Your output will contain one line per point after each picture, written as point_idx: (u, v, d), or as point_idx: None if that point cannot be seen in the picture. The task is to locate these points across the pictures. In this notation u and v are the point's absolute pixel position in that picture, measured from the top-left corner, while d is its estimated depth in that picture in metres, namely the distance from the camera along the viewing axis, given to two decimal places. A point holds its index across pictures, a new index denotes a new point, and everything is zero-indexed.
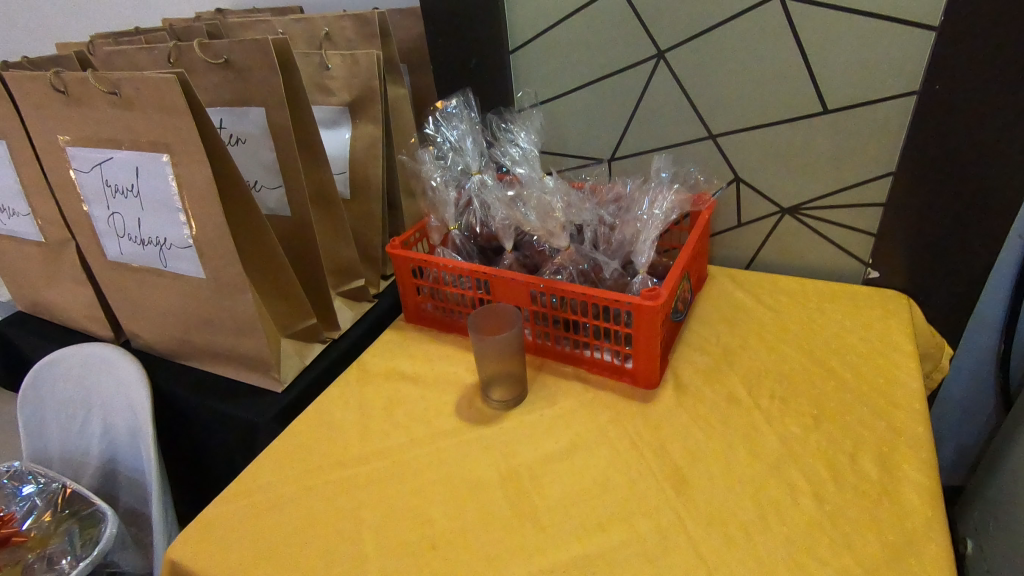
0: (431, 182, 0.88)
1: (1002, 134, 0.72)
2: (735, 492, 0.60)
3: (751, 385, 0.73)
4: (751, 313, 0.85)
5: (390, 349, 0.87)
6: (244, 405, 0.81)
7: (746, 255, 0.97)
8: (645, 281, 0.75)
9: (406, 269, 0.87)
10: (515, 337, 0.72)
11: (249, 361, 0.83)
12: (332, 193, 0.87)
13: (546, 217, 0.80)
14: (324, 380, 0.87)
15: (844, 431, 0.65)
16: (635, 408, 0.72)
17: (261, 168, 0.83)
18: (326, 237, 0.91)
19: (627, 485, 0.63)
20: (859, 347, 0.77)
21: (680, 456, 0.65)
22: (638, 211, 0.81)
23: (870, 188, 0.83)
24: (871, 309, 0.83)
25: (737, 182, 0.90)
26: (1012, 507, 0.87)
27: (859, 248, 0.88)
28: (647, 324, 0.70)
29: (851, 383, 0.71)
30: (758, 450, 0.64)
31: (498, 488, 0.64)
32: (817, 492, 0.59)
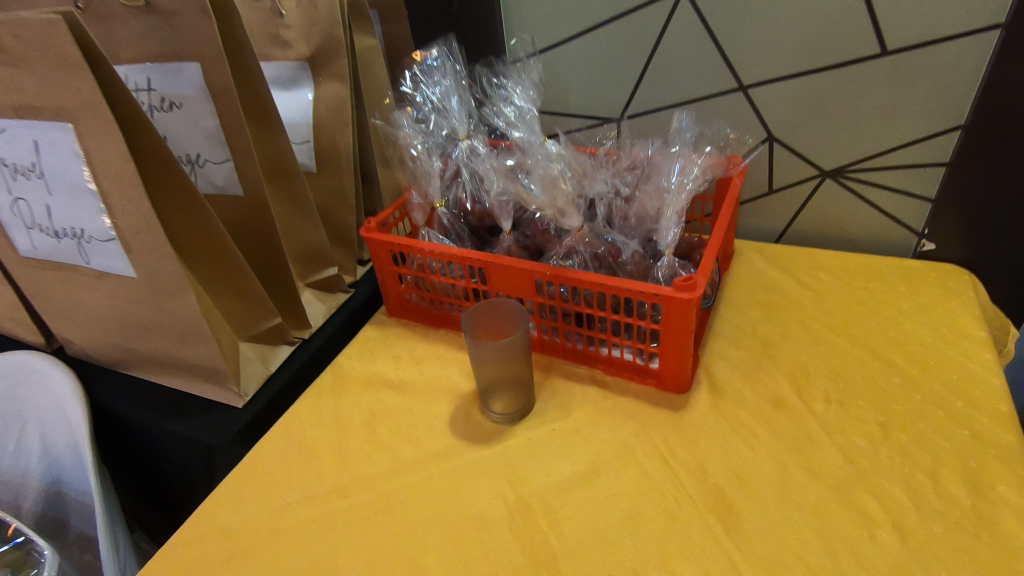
0: (411, 150, 0.73)
1: None
2: (797, 526, 0.49)
3: (801, 384, 0.62)
4: (790, 295, 0.74)
5: (369, 350, 0.75)
6: (198, 424, 0.68)
7: (776, 228, 0.85)
8: (672, 266, 0.63)
9: (385, 255, 0.74)
10: (520, 343, 0.59)
11: (201, 371, 0.69)
12: (292, 166, 0.73)
13: (552, 189, 0.65)
14: (296, 389, 0.75)
15: (919, 441, 0.54)
16: (665, 418, 0.60)
17: (202, 138, 0.68)
18: (290, 220, 0.77)
19: (664, 518, 0.52)
20: (922, 335, 0.65)
21: (724, 478, 0.54)
22: (661, 181, 0.68)
23: (933, 146, 0.70)
24: (929, 287, 0.71)
25: (771, 141, 0.77)
26: None
27: (911, 217, 0.76)
28: (679, 319, 0.58)
29: (919, 380, 0.60)
30: (819, 468, 0.53)
31: (507, 526, 0.53)
32: (897, 524, 0.49)
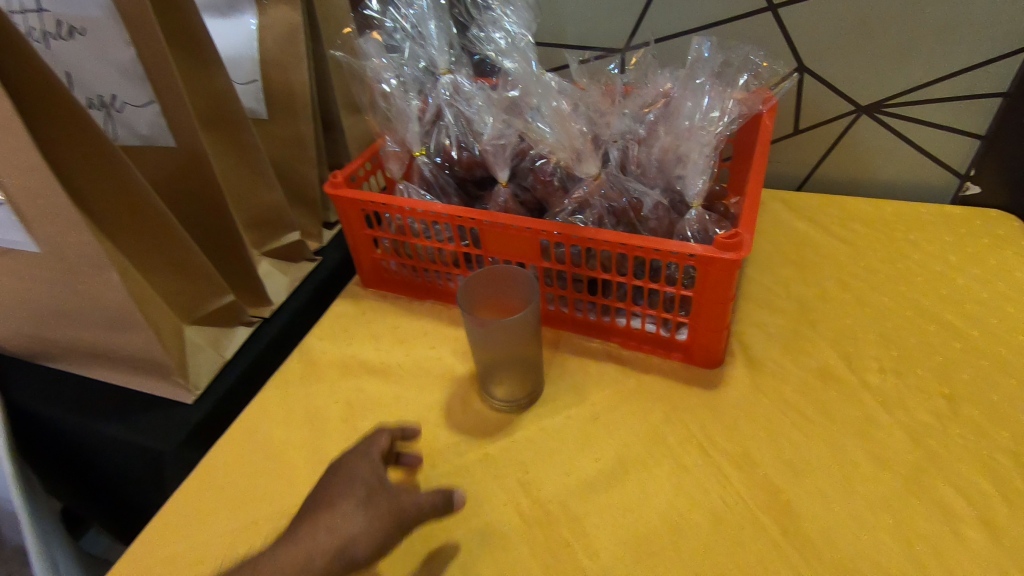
0: (383, 86, 0.61)
1: None
2: (868, 526, 0.42)
3: (849, 354, 0.54)
4: (823, 250, 0.65)
5: (343, 329, 0.64)
6: (140, 426, 0.57)
7: (800, 173, 0.75)
8: (702, 219, 0.53)
9: (357, 216, 0.62)
10: (527, 322, 0.49)
11: (137, 363, 0.57)
12: (233, 110, 0.59)
13: (564, 128, 0.55)
14: (258, 377, 0.64)
15: (994, 417, 0.47)
16: (698, 399, 0.52)
17: (115, 73, 0.53)
18: (237, 177, 0.64)
19: (710, 522, 0.43)
20: (978, 291, 0.58)
21: (776, 470, 0.46)
22: (685, 119, 0.57)
23: (989, 73, 0.61)
24: (978, 236, 0.63)
25: (801, 72, 0.67)
26: None
27: (956, 157, 0.67)
28: (717, 284, 0.49)
29: (982, 344, 0.53)
30: (883, 453, 0.46)
31: (524, 540, 0.44)
32: (983, 518, 0.41)
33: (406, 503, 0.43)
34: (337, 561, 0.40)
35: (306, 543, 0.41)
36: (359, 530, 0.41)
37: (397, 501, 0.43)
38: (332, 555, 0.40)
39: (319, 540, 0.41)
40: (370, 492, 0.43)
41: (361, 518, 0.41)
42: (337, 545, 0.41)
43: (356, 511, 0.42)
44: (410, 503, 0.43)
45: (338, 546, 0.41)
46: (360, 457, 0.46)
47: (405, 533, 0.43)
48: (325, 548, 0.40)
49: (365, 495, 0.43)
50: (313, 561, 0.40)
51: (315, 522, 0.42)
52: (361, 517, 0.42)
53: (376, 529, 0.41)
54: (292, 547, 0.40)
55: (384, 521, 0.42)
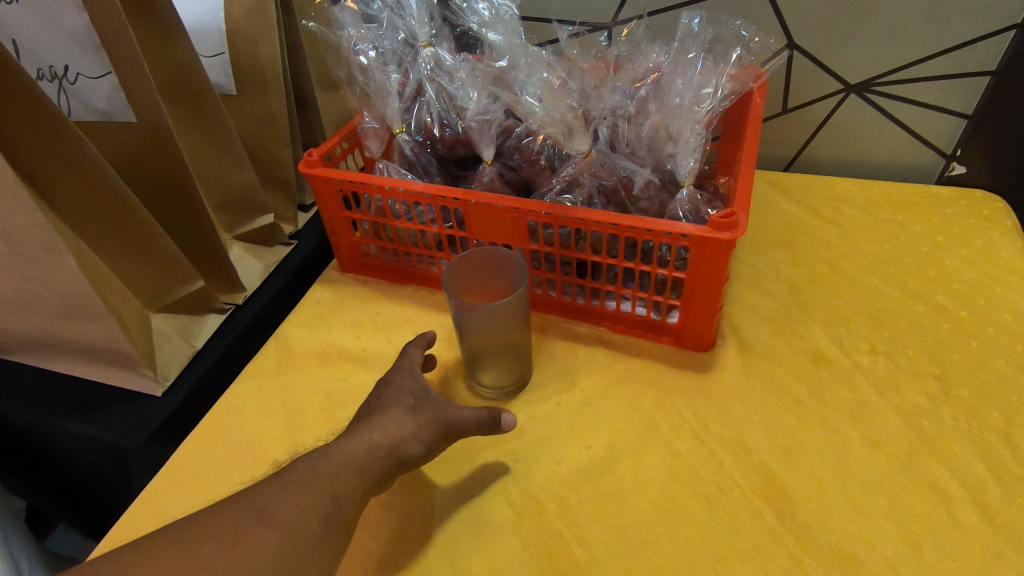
0: (360, 58, 0.58)
1: None
2: (864, 509, 0.41)
3: (841, 335, 0.53)
4: (812, 231, 0.64)
5: (321, 316, 0.61)
6: (104, 421, 0.53)
7: (789, 153, 0.74)
8: (694, 198, 0.52)
9: (333, 197, 0.59)
10: (517, 308, 0.47)
11: (100, 354, 0.54)
12: (197, 83, 0.55)
13: (553, 102, 0.53)
14: (232, 367, 0.61)
15: (985, 397, 0.47)
16: (690, 383, 0.51)
17: (66, 40, 0.49)
18: (205, 155, 0.60)
19: (706, 509, 0.42)
20: (966, 271, 0.57)
21: (771, 454, 0.45)
22: (676, 95, 0.55)
23: (979, 51, 0.61)
24: (964, 217, 0.63)
25: (791, 49, 0.65)
26: None
27: (942, 137, 0.67)
28: (710, 265, 0.47)
29: (971, 325, 0.52)
30: (878, 436, 0.45)
31: (515, 532, 0.42)
32: (977, 499, 0.41)
33: (452, 415, 0.44)
34: (389, 460, 0.41)
35: (363, 439, 0.41)
36: (411, 432, 0.43)
37: (444, 412, 0.44)
38: (385, 454, 0.41)
39: (374, 437, 0.41)
40: (416, 401, 0.44)
41: (412, 423, 0.43)
42: (390, 446, 0.42)
43: (406, 417, 0.43)
44: (455, 416, 0.44)
45: (390, 446, 0.42)
46: (403, 371, 0.47)
47: (447, 444, 0.45)
48: (380, 445, 0.41)
49: (412, 404, 0.44)
50: (371, 457, 0.41)
51: (369, 421, 0.43)
52: (410, 422, 0.43)
53: (426, 432, 0.43)
54: (351, 442, 0.41)
55: (432, 426, 0.43)
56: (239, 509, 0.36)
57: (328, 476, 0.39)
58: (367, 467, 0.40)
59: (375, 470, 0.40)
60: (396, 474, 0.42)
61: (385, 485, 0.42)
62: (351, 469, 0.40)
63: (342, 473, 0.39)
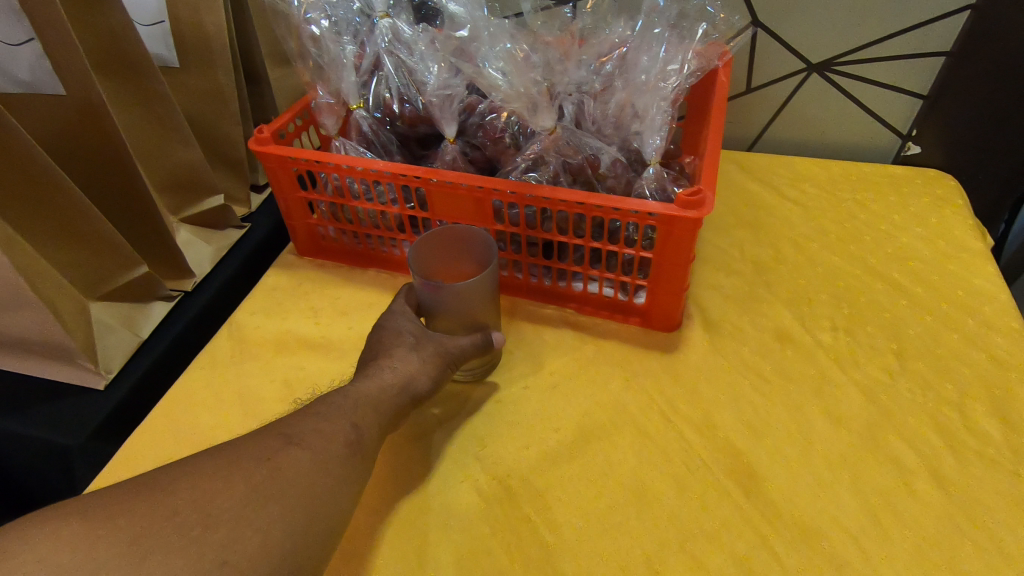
0: (312, 28, 0.55)
1: None
2: (827, 483, 0.42)
3: (803, 312, 0.54)
4: (776, 211, 0.65)
5: (278, 302, 0.58)
6: (41, 419, 0.50)
7: (752, 132, 0.74)
8: (661, 177, 0.51)
9: (287, 176, 0.56)
10: (480, 281, 0.45)
11: (34, 347, 0.50)
12: (132, 53, 0.51)
13: (518, 77, 0.51)
14: (181, 359, 0.58)
15: (940, 371, 0.48)
16: (657, 364, 0.50)
17: None
18: (146, 132, 0.56)
19: (675, 489, 0.42)
20: (920, 248, 0.59)
21: (737, 432, 0.45)
22: (644, 71, 0.54)
23: (935, 31, 0.61)
24: (920, 196, 0.64)
25: (755, 27, 0.65)
26: None
27: (899, 117, 0.68)
28: (677, 244, 0.46)
29: (928, 301, 0.54)
30: (838, 411, 0.46)
31: (484, 518, 0.42)
32: (933, 469, 0.42)
33: (453, 346, 0.45)
34: (402, 397, 0.42)
35: (374, 379, 0.42)
36: (418, 366, 0.43)
37: (443, 344, 0.45)
38: (398, 391, 0.42)
39: (385, 377, 0.42)
40: (413, 342, 0.45)
41: (415, 358, 0.44)
42: (402, 381, 0.43)
43: (410, 354, 0.44)
44: (457, 347, 0.45)
45: (402, 383, 0.43)
46: (400, 315, 0.46)
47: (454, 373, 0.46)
48: (392, 383, 0.42)
49: (414, 342, 0.45)
50: (384, 395, 0.42)
51: (376, 363, 0.43)
52: (416, 358, 0.44)
53: (431, 366, 0.44)
54: (363, 382, 0.42)
55: (437, 359, 0.44)
56: None
57: (344, 412, 0.39)
58: (382, 405, 0.41)
59: (391, 406, 0.41)
60: (411, 408, 0.43)
61: (400, 421, 0.43)
62: (366, 406, 0.40)
63: (357, 405, 0.40)
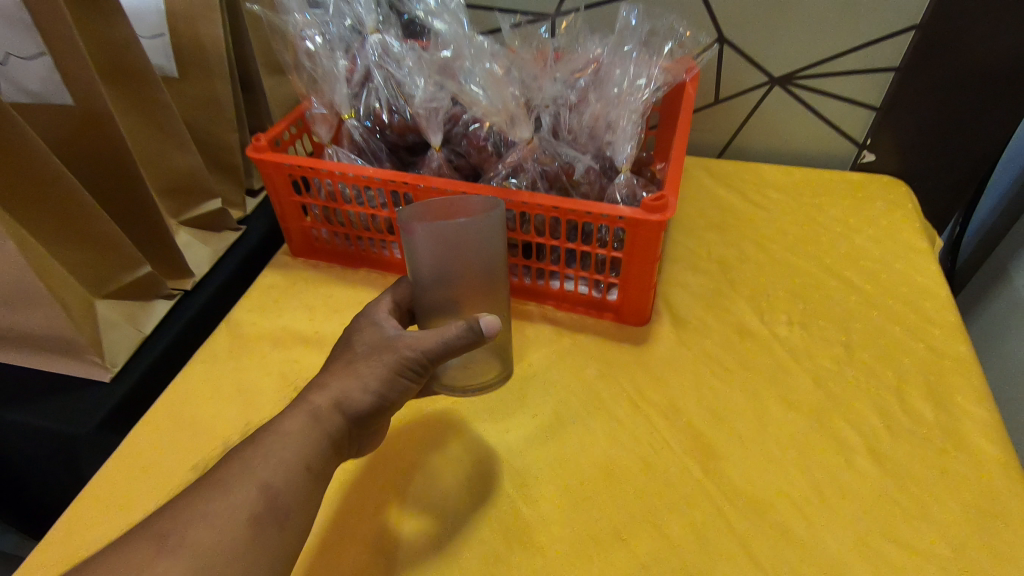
0: (307, 43, 0.59)
1: None
2: (778, 460, 0.46)
3: (763, 308, 0.58)
4: (741, 214, 0.69)
5: (275, 300, 0.62)
6: (51, 410, 0.53)
7: (721, 141, 0.79)
8: (631, 183, 0.55)
9: (283, 182, 0.60)
10: (448, 242, 0.42)
11: (43, 342, 0.53)
12: (139, 65, 0.54)
13: (498, 92, 0.55)
14: (182, 354, 0.61)
15: (883, 360, 0.53)
16: (628, 355, 0.55)
17: None
18: (148, 139, 0.60)
19: (641, 467, 0.46)
20: (871, 249, 0.64)
21: (699, 417, 0.50)
22: (616, 86, 0.59)
23: (884, 48, 0.66)
24: (873, 201, 0.70)
25: (721, 43, 0.70)
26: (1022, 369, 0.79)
27: (855, 128, 0.73)
28: (644, 244, 0.51)
29: (876, 297, 0.59)
30: (791, 397, 0.51)
31: (468, 496, 0.46)
32: (873, 447, 0.47)
33: (406, 352, 0.43)
34: (338, 415, 0.41)
35: (320, 394, 0.42)
36: (355, 384, 0.42)
37: (398, 351, 0.43)
38: (332, 410, 0.41)
39: (321, 394, 0.42)
40: (369, 351, 0.44)
41: (354, 375, 0.42)
42: (335, 401, 0.41)
43: (358, 365, 0.43)
44: (410, 352, 0.42)
45: (337, 401, 0.41)
46: (368, 320, 0.46)
47: (412, 380, 0.43)
48: (325, 404, 0.41)
49: (370, 352, 0.44)
50: (317, 416, 0.41)
51: (327, 376, 0.43)
52: (361, 371, 0.42)
53: (376, 378, 0.42)
54: (307, 397, 0.42)
55: (382, 371, 0.42)
56: (203, 483, 0.38)
57: None
58: (315, 435, 0.40)
59: (326, 429, 0.40)
60: (353, 423, 0.42)
61: (344, 440, 0.42)
62: (297, 429, 0.40)
63: (300, 433, 0.40)
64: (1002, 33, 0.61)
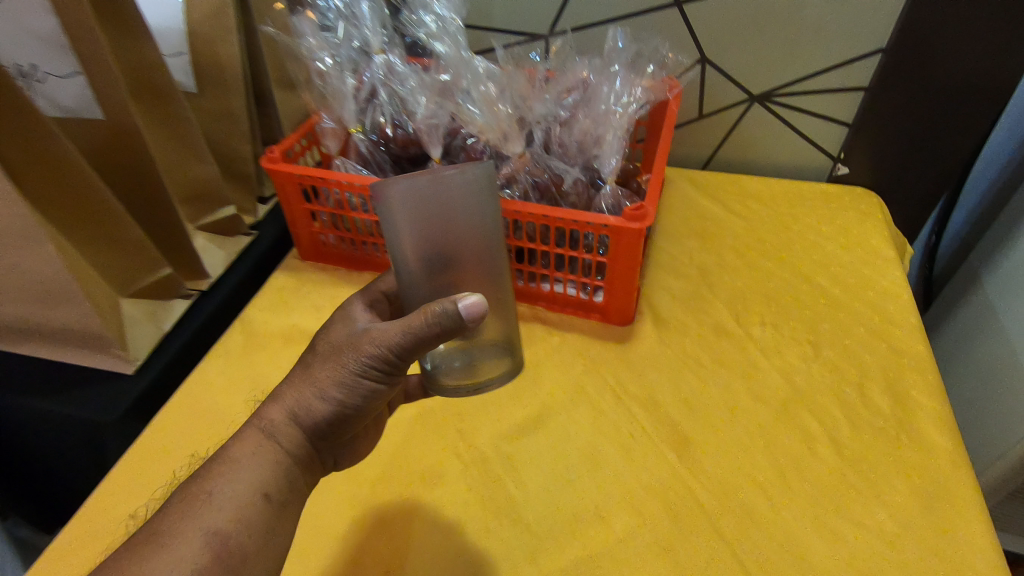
0: (318, 65, 0.64)
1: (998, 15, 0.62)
2: (746, 448, 0.51)
3: (739, 310, 0.63)
4: (722, 223, 0.74)
5: (286, 300, 0.66)
6: (79, 400, 0.57)
7: (705, 154, 0.84)
8: (616, 194, 0.60)
9: (295, 190, 0.64)
10: (423, 203, 0.38)
11: (72, 337, 0.57)
12: (164, 84, 0.59)
13: (492, 111, 0.61)
14: (198, 350, 0.65)
15: (846, 358, 0.58)
16: (613, 352, 0.59)
17: (34, 42, 0.52)
18: (170, 150, 0.64)
19: (621, 453, 0.51)
20: (841, 256, 0.68)
21: (676, 408, 0.54)
22: (603, 104, 0.64)
23: (855, 69, 0.71)
24: (846, 211, 0.74)
25: (703, 63, 0.75)
26: (974, 369, 0.84)
27: (830, 143, 0.78)
28: (626, 250, 0.55)
29: (843, 300, 0.63)
30: (761, 391, 0.55)
31: (463, 479, 0.50)
32: (833, 437, 0.51)
33: (367, 352, 0.41)
34: (295, 427, 0.41)
35: (277, 405, 0.42)
36: (310, 392, 0.41)
37: (360, 351, 0.41)
38: (288, 422, 0.41)
39: (277, 407, 0.41)
40: (332, 351, 0.42)
41: (310, 383, 0.41)
42: (290, 413, 0.41)
43: (315, 371, 0.42)
44: (370, 352, 0.40)
45: (293, 414, 0.41)
46: (339, 318, 0.46)
47: (378, 378, 0.41)
48: (280, 418, 0.41)
49: (331, 352, 0.42)
50: (272, 431, 0.41)
51: (288, 383, 0.43)
52: (317, 378, 0.41)
53: (331, 385, 0.41)
54: (267, 407, 0.42)
55: (340, 376, 0.41)
56: None
57: None
58: (270, 452, 0.40)
59: (283, 442, 0.41)
60: (314, 430, 0.42)
61: (309, 447, 0.42)
62: (252, 445, 0.40)
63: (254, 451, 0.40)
64: (964, 56, 0.66)
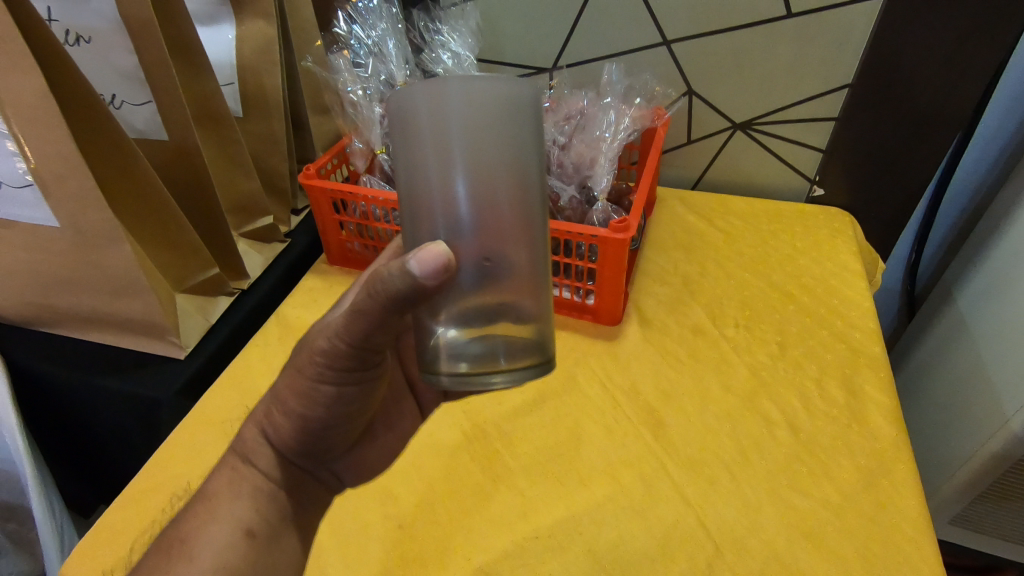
0: (351, 95, 0.74)
1: (948, 58, 0.70)
2: (714, 431, 0.58)
3: (716, 314, 0.70)
4: (706, 236, 0.82)
5: (315, 299, 0.75)
6: (138, 379, 0.66)
7: (694, 174, 0.93)
8: (607, 210, 0.68)
9: (326, 203, 0.74)
10: (451, 119, 0.32)
11: (135, 325, 0.67)
12: (221, 111, 0.69)
13: None
14: (238, 341, 0.75)
15: (809, 356, 0.65)
16: (601, 348, 0.67)
17: (118, 77, 0.62)
18: (220, 168, 0.74)
19: (604, 433, 0.59)
20: (812, 268, 0.76)
21: (655, 396, 0.62)
22: (597, 132, 0.73)
23: (825, 103, 0.79)
24: (820, 228, 0.82)
25: (691, 95, 0.83)
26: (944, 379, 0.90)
27: (806, 167, 0.86)
28: (613, 258, 0.64)
29: (810, 306, 0.71)
30: (731, 383, 0.62)
31: (467, 451, 0.58)
32: (792, 423, 0.59)
33: (316, 343, 0.41)
34: (266, 443, 0.48)
35: (253, 425, 0.48)
36: (274, 409, 0.46)
37: (313, 343, 0.42)
38: (261, 440, 0.48)
39: (253, 428, 0.48)
40: (303, 348, 0.45)
41: (275, 399, 0.46)
42: (262, 430, 0.47)
43: (277, 388, 0.46)
44: (315, 346, 0.41)
45: (262, 431, 0.48)
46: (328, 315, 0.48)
47: (329, 371, 0.42)
48: (255, 436, 0.48)
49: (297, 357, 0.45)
50: (247, 450, 0.48)
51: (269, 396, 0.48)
52: (276, 395, 0.46)
53: (285, 395, 0.45)
54: (250, 425, 0.49)
55: (291, 383, 0.44)
56: None
57: None
58: (240, 479, 0.47)
59: (257, 466, 0.47)
60: (281, 441, 0.46)
61: (288, 462, 0.48)
62: (235, 464, 0.48)
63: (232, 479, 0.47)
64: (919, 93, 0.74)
